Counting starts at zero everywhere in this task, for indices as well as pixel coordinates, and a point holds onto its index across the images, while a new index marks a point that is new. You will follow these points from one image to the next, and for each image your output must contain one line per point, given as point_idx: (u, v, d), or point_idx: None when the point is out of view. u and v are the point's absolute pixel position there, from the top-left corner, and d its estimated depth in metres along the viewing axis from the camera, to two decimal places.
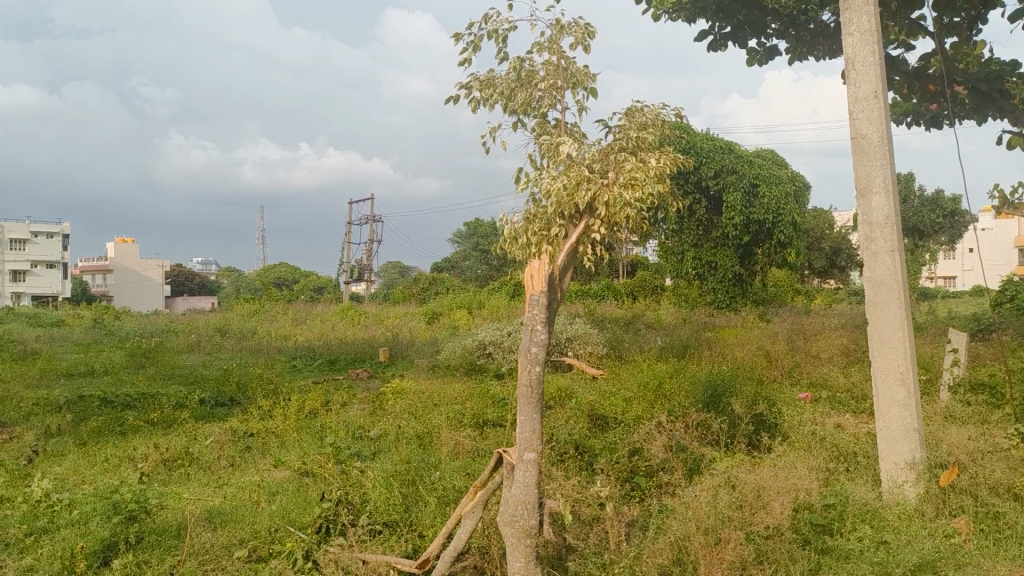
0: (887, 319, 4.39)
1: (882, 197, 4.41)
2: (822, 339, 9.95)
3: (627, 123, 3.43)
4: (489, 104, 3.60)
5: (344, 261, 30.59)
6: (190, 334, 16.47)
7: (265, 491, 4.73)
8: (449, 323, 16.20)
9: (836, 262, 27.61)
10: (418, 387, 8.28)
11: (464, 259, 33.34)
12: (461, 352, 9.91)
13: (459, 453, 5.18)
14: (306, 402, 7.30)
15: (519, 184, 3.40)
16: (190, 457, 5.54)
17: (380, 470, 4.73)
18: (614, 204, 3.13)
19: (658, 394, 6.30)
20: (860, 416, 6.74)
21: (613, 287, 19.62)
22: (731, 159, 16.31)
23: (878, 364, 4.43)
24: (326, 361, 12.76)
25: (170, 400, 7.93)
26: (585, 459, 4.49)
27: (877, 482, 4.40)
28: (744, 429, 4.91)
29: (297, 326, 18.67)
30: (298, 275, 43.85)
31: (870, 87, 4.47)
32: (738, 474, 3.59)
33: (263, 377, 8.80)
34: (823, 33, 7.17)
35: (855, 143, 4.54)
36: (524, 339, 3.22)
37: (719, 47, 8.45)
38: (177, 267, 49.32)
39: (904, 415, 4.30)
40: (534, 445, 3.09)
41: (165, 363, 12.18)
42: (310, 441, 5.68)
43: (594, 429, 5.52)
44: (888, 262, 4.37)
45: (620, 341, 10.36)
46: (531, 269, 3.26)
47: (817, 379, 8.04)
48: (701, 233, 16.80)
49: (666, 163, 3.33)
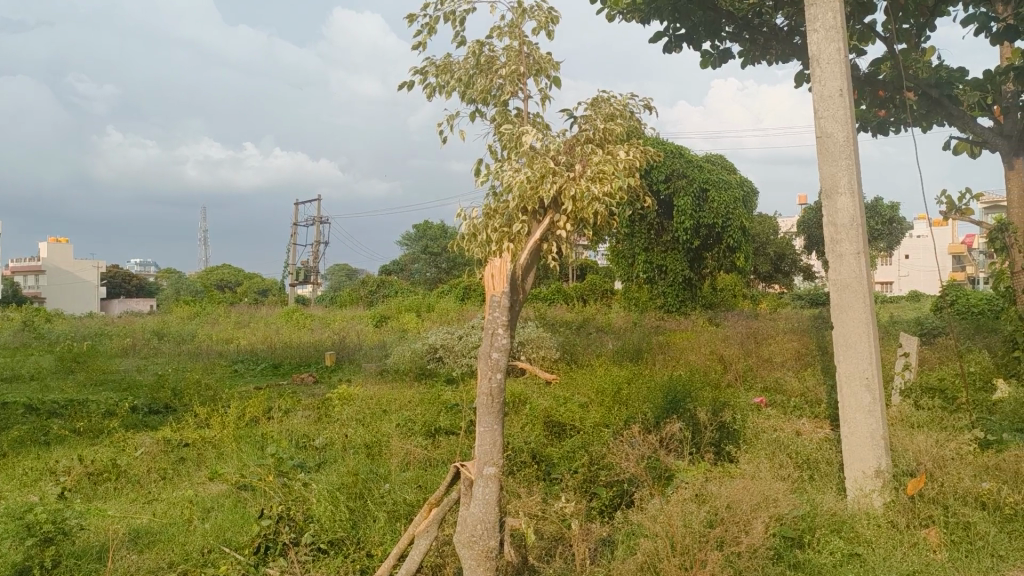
0: (853, 323, 4.22)
1: (848, 198, 4.24)
2: (773, 343, 9.91)
3: (593, 113, 3.23)
4: (445, 90, 3.35)
5: (290, 263, 29.93)
6: (126, 337, 15.82)
7: (199, 507, 4.41)
8: (397, 327, 15.86)
9: (781, 267, 28.00)
10: (365, 393, 7.96)
11: (413, 261, 32.99)
12: (410, 356, 9.61)
13: (410, 463, 4.92)
14: (247, 409, 6.93)
15: (478, 177, 3.16)
16: (118, 469, 5.17)
17: (325, 483, 4.43)
18: (581, 198, 2.92)
19: (615, 400, 6.10)
20: (816, 421, 6.64)
21: (563, 290, 19.50)
22: (682, 163, 16.17)
23: (844, 369, 4.24)
24: (269, 365, 12.33)
25: (99, 408, 7.47)
26: (542, 470, 4.27)
27: (842, 491, 4.24)
28: (706, 437, 4.74)
29: (241, 329, 18.10)
30: (242, 277, 42.90)
31: (835, 85, 4.32)
32: (707, 487, 3.42)
33: (201, 381, 8.39)
34: (776, 37, 7.09)
35: (819, 143, 4.37)
36: (484, 344, 2.96)
37: (673, 49, 8.34)
38: (115, 268, 47.84)
39: (869, 422, 4.14)
40: (495, 459, 2.85)
41: (97, 368, 11.59)
42: (250, 452, 5.35)
43: (550, 437, 5.28)
44: (854, 264, 4.21)
45: (574, 345, 10.17)
46: (492, 268, 2.99)
47: (771, 384, 7.98)
48: (652, 236, 16.73)
49: (635, 156, 3.13)
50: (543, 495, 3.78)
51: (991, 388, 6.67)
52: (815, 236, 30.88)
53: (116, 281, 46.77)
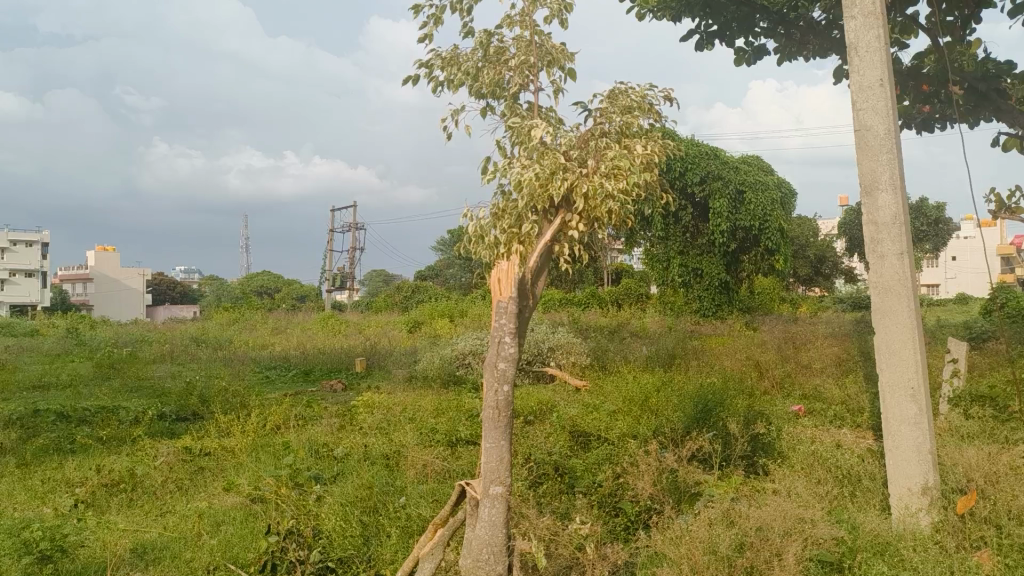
0: (895, 328, 3.93)
1: (889, 195, 3.96)
2: (813, 348, 9.56)
3: (609, 105, 3.01)
4: (450, 83, 3.16)
5: (326, 269, 30.07)
6: (164, 344, 15.90)
7: (209, 520, 4.29)
8: (430, 332, 15.74)
9: (821, 270, 27.41)
10: (391, 400, 7.82)
11: (448, 267, 33.03)
12: (439, 362, 9.45)
13: (428, 475, 4.73)
14: (270, 418, 6.82)
15: (485, 175, 2.98)
16: (134, 480, 5.08)
17: (339, 496, 4.26)
18: (593, 196, 2.73)
19: (645, 410, 5.85)
20: (858, 431, 6.33)
21: (598, 294, 19.25)
22: (716, 165, 16.04)
23: (886, 378, 3.95)
24: (299, 371, 12.28)
25: (126, 416, 7.41)
26: (565, 483, 4.07)
27: (885, 508, 3.96)
28: (738, 450, 4.49)
29: (277, 335, 18.13)
30: (281, 284, 43.28)
31: (875, 75, 4.04)
32: (737, 507, 3.19)
33: (228, 388, 8.30)
34: (813, 31, 6.77)
35: (858, 137, 4.10)
36: (490, 353, 2.79)
37: (706, 45, 8.09)
38: (158, 275, 48.62)
39: (915, 435, 3.84)
40: (502, 478, 2.71)
41: (131, 375, 11.61)
42: (267, 462, 5.22)
43: (576, 448, 5.05)
44: (897, 265, 3.92)
45: (606, 351, 9.93)
46: (498, 272, 2.79)
47: (810, 392, 7.68)
48: (687, 239, 16.43)
49: (654, 151, 2.93)
50: (560, 513, 3.58)
51: None
52: (857, 238, 30.22)
53: (158, 288, 47.57)
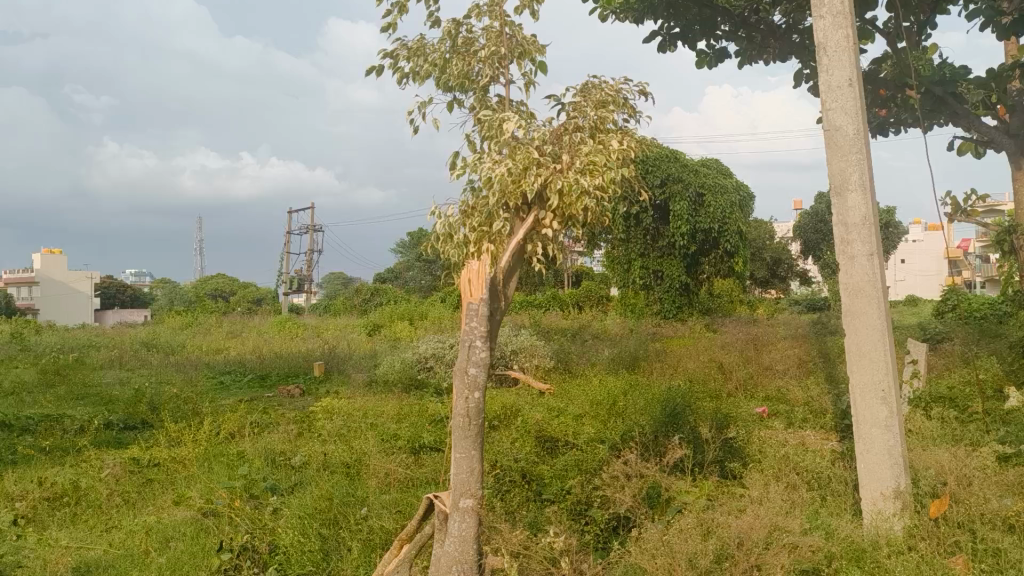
0: (867, 331, 3.76)
1: (860, 196, 3.77)
2: (774, 350, 9.56)
3: (582, 100, 2.88)
4: (417, 74, 3.02)
5: (283, 272, 29.56)
6: (113, 348, 15.41)
7: (158, 534, 4.09)
8: (390, 336, 15.51)
9: (777, 272, 27.75)
10: (350, 405, 7.61)
11: (407, 269, 32.79)
12: (400, 366, 9.26)
13: (391, 484, 4.57)
14: (223, 426, 6.57)
15: (453, 171, 2.83)
16: (78, 493, 4.85)
17: (297, 507, 4.09)
18: (568, 193, 2.61)
19: (611, 413, 5.76)
20: (822, 432, 6.30)
21: (558, 296, 19.18)
22: (677, 168, 16.13)
23: (857, 381, 3.80)
24: (255, 376, 11.97)
25: (71, 425, 7.09)
26: (533, 491, 3.94)
27: (856, 513, 3.89)
28: (709, 455, 4.41)
29: (232, 339, 17.71)
30: (236, 287, 42.52)
31: (844, 74, 3.85)
32: (713, 516, 3.11)
33: (180, 395, 8.02)
34: (774, 34, 6.74)
35: (826, 136, 3.90)
36: (460, 358, 2.67)
37: (668, 47, 8.05)
38: (108, 278, 47.46)
39: (887, 439, 3.71)
40: (472, 490, 2.60)
41: (78, 382, 11.19)
42: (220, 472, 5.02)
43: (543, 454, 4.91)
44: (867, 267, 3.75)
45: (568, 353, 9.85)
46: (469, 272, 2.73)
47: (773, 394, 7.68)
48: (648, 241, 16.43)
49: (630, 146, 2.82)
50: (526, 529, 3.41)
51: (1003, 395, 6.27)
52: (812, 241, 30.68)
53: (109, 292, 46.45)
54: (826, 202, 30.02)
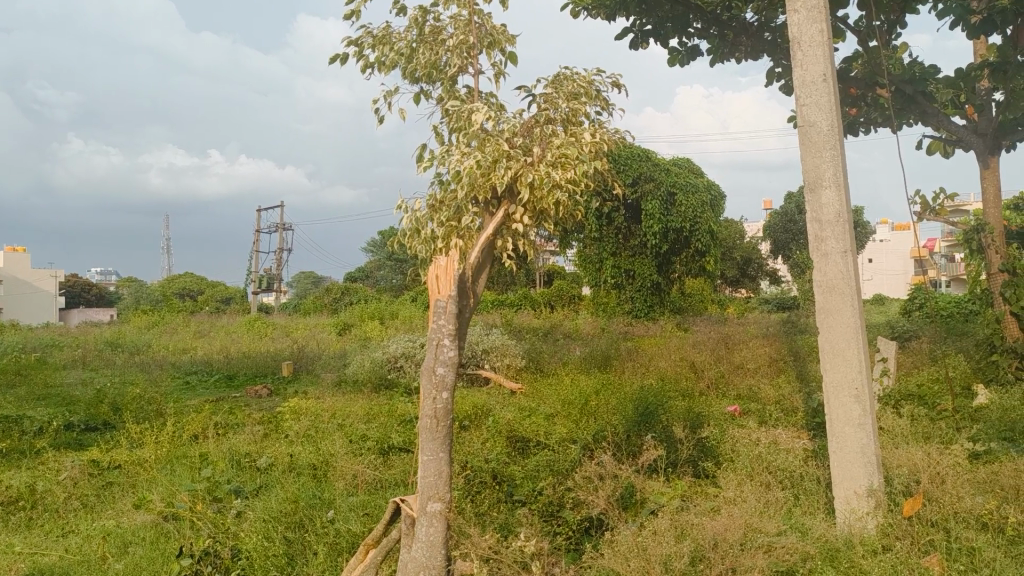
0: (841, 328, 3.71)
1: (834, 193, 3.72)
2: (745, 348, 9.56)
3: (553, 92, 2.79)
4: (382, 63, 2.92)
5: (252, 271, 29.15)
6: (77, 348, 15.05)
7: (116, 539, 3.94)
8: (360, 335, 15.33)
9: (747, 271, 27.93)
10: (319, 405, 7.46)
11: (379, 268, 32.54)
12: (369, 366, 9.12)
13: (359, 486, 4.46)
14: (188, 427, 6.40)
15: (421, 163, 2.74)
16: (34, 497, 4.67)
17: (262, 510, 3.97)
18: (540, 186, 2.53)
19: (583, 412, 5.69)
20: (794, 430, 6.30)
21: (530, 295, 19.11)
22: (649, 167, 16.15)
23: (830, 378, 3.75)
24: (222, 376, 11.75)
25: (29, 427, 6.86)
26: (505, 492, 3.87)
27: (830, 511, 3.84)
28: (682, 455, 4.37)
29: (199, 338, 17.39)
30: (205, 286, 41.94)
31: (818, 69, 3.79)
32: (687, 517, 3.04)
33: (143, 395, 7.81)
34: (746, 32, 6.71)
35: (801, 132, 3.84)
36: (427, 356, 2.61)
37: (640, 44, 8.00)
38: (74, 277, 46.60)
39: (859, 437, 3.67)
40: (440, 493, 2.53)
41: (39, 382, 10.88)
42: (183, 475, 4.87)
43: (513, 454, 4.83)
44: (841, 264, 3.69)
45: (540, 353, 9.76)
46: (437, 267, 2.62)
47: (745, 393, 7.67)
48: (619, 241, 16.43)
49: (602, 139, 2.73)
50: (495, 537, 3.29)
51: (972, 393, 6.29)
52: (781, 241, 30.93)
53: (74, 291, 45.59)
54: (795, 202, 30.28)
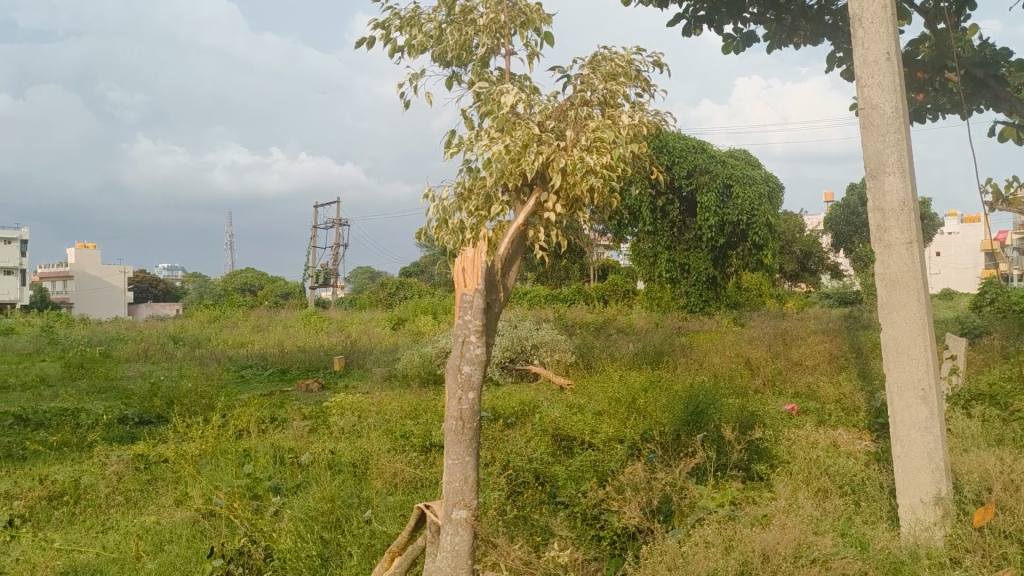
0: (905, 325, 3.45)
1: (898, 179, 3.45)
2: (804, 344, 9.23)
3: (590, 72, 2.62)
4: (411, 46, 2.78)
5: (310, 266, 29.48)
6: (140, 342, 15.35)
7: (152, 537, 3.90)
8: (413, 330, 15.30)
9: (807, 265, 27.19)
10: (366, 401, 7.40)
11: (433, 263, 32.64)
12: (418, 361, 9.04)
13: (399, 484, 4.36)
14: (236, 422, 6.39)
15: (448, 150, 2.60)
16: (79, 492, 4.69)
17: (298, 507, 3.88)
18: (572, 172, 2.38)
19: (632, 411, 5.50)
20: (854, 431, 6.02)
21: (584, 290, 18.87)
22: (704, 159, 15.71)
23: (894, 378, 3.48)
24: (276, 371, 11.82)
25: (84, 421, 6.92)
26: (547, 494, 3.73)
27: (894, 520, 3.58)
28: (733, 457, 4.16)
29: (257, 333, 17.58)
30: (265, 280, 42.66)
31: (881, 48, 3.53)
32: (736, 531, 2.84)
33: (195, 389, 7.85)
34: (805, 15, 6.35)
35: (862, 115, 3.58)
36: (453, 354, 2.52)
37: (693, 30, 7.72)
38: (141, 273, 47.91)
39: (926, 441, 3.40)
40: (466, 500, 2.47)
41: (100, 376, 11.06)
42: (225, 470, 4.82)
43: (558, 454, 4.67)
44: (906, 256, 3.43)
45: (591, 348, 9.56)
46: (463, 259, 2.51)
47: (803, 391, 7.39)
48: (674, 234, 15.94)
49: (642, 121, 2.54)
50: (533, 546, 3.16)
51: None
52: (843, 234, 30.02)
53: (140, 286, 46.87)
54: (858, 193, 29.36)
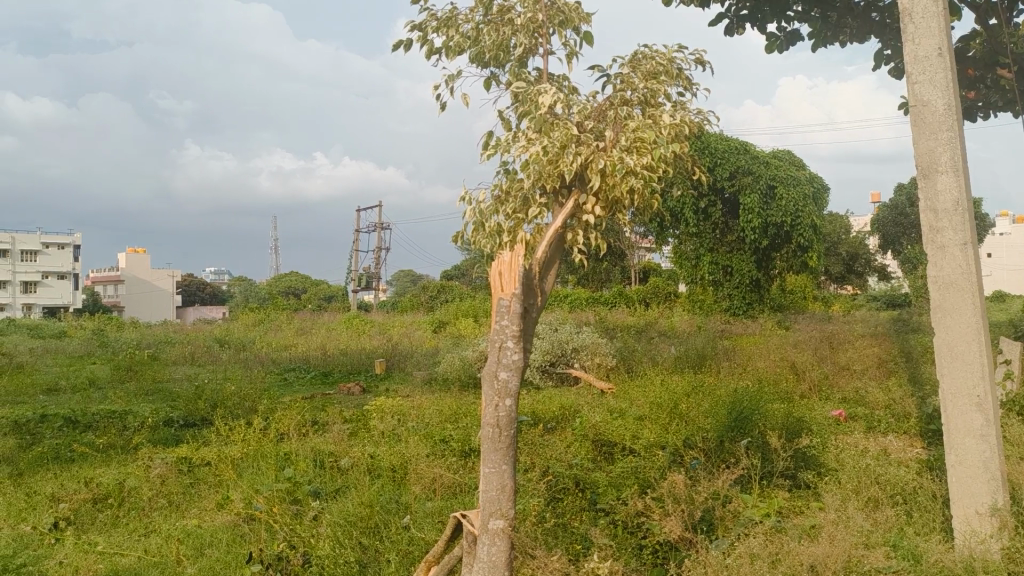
0: (959, 329, 3.31)
1: (951, 178, 3.32)
2: (851, 348, 9.01)
3: (630, 71, 2.56)
4: (448, 48, 2.74)
5: (352, 270, 29.73)
6: (187, 345, 15.60)
7: (192, 540, 3.94)
8: (454, 333, 15.33)
9: (854, 268, 26.67)
10: (406, 404, 7.40)
11: (474, 266, 32.70)
12: (459, 364, 9.02)
13: (438, 490, 4.33)
14: (278, 425, 6.43)
15: (485, 152, 2.56)
16: (123, 494, 4.75)
17: (336, 512, 3.88)
18: (612, 173, 2.33)
19: (674, 416, 5.41)
20: (904, 438, 5.85)
21: (625, 293, 18.71)
22: (747, 159, 15.48)
23: (948, 384, 3.34)
24: (319, 373, 11.92)
25: (130, 423, 7.03)
26: (587, 500, 3.68)
27: (947, 531, 3.44)
28: (779, 466, 4.06)
29: (300, 336, 17.76)
30: (308, 284, 43.14)
31: (933, 43, 3.39)
32: (783, 549, 2.75)
33: (238, 392, 7.93)
34: (852, 11, 6.16)
35: (914, 113, 3.45)
36: (490, 360, 2.49)
37: (736, 30, 7.60)
38: (188, 276, 48.85)
39: (981, 449, 3.26)
40: (503, 509, 2.45)
41: (147, 378, 11.25)
42: (266, 473, 4.85)
43: (599, 459, 4.60)
44: (959, 258, 3.30)
45: (633, 352, 9.46)
46: (500, 264, 2.48)
47: (851, 396, 7.20)
48: (717, 236, 15.72)
49: (684, 120, 2.48)
50: (573, 556, 3.11)
51: None
52: (891, 235, 29.36)
53: (188, 289, 47.78)
54: (906, 193, 28.69)
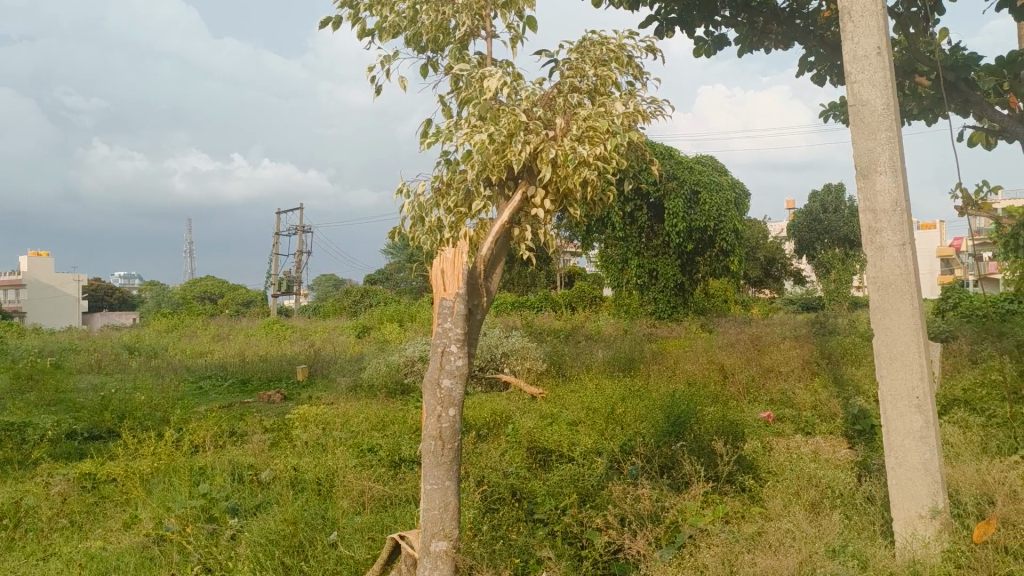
0: (899, 330, 3.25)
1: (890, 178, 3.26)
2: (776, 350, 9.09)
3: (578, 56, 2.40)
4: (382, 28, 2.53)
5: (272, 273, 28.90)
6: (95, 352, 14.80)
7: (94, 565, 3.59)
8: (378, 338, 14.96)
9: (771, 272, 27.39)
10: (329, 412, 7.10)
11: (398, 270, 32.29)
12: (385, 369, 8.75)
13: (366, 503, 4.08)
14: (193, 437, 6.06)
15: (425, 141, 2.37)
16: (18, 514, 4.34)
17: (257, 529, 3.61)
18: (563, 164, 2.18)
19: (609, 421, 5.30)
20: (831, 439, 5.87)
21: (551, 297, 18.67)
22: (671, 165, 15.64)
23: (888, 386, 3.29)
24: (236, 381, 11.43)
25: (28, 436, 6.52)
26: (524, 510, 3.49)
27: (887, 534, 3.38)
28: (722, 471, 3.99)
29: (218, 341, 17.09)
30: (226, 288, 41.89)
31: (871, 42, 3.34)
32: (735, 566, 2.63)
33: (149, 402, 7.48)
34: (777, 17, 6.13)
35: (853, 112, 3.38)
36: (430, 366, 2.30)
37: (664, 33, 7.59)
38: (97, 281, 46.80)
39: (922, 452, 3.20)
40: (446, 527, 2.28)
41: (49, 388, 10.57)
42: (180, 488, 4.52)
43: (534, 467, 4.44)
44: (899, 258, 3.24)
45: (561, 356, 9.35)
46: (442, 261, 2.29)
47: (778, 398, 7.22)
48: (643, 240, 15.89)
49: (634, 109, 2.33)
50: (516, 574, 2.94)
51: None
52: (805, 240, 30.23)
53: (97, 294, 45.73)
54: (820, 200, 29.64)
